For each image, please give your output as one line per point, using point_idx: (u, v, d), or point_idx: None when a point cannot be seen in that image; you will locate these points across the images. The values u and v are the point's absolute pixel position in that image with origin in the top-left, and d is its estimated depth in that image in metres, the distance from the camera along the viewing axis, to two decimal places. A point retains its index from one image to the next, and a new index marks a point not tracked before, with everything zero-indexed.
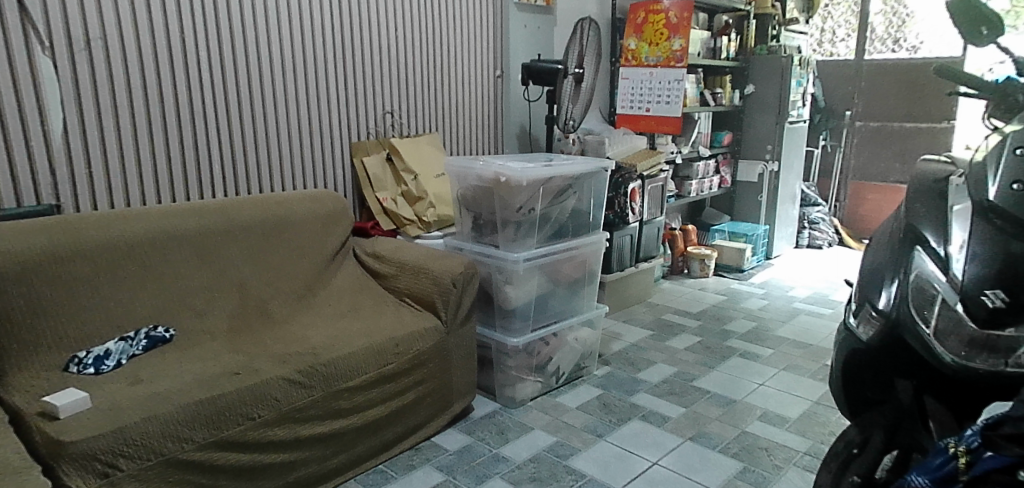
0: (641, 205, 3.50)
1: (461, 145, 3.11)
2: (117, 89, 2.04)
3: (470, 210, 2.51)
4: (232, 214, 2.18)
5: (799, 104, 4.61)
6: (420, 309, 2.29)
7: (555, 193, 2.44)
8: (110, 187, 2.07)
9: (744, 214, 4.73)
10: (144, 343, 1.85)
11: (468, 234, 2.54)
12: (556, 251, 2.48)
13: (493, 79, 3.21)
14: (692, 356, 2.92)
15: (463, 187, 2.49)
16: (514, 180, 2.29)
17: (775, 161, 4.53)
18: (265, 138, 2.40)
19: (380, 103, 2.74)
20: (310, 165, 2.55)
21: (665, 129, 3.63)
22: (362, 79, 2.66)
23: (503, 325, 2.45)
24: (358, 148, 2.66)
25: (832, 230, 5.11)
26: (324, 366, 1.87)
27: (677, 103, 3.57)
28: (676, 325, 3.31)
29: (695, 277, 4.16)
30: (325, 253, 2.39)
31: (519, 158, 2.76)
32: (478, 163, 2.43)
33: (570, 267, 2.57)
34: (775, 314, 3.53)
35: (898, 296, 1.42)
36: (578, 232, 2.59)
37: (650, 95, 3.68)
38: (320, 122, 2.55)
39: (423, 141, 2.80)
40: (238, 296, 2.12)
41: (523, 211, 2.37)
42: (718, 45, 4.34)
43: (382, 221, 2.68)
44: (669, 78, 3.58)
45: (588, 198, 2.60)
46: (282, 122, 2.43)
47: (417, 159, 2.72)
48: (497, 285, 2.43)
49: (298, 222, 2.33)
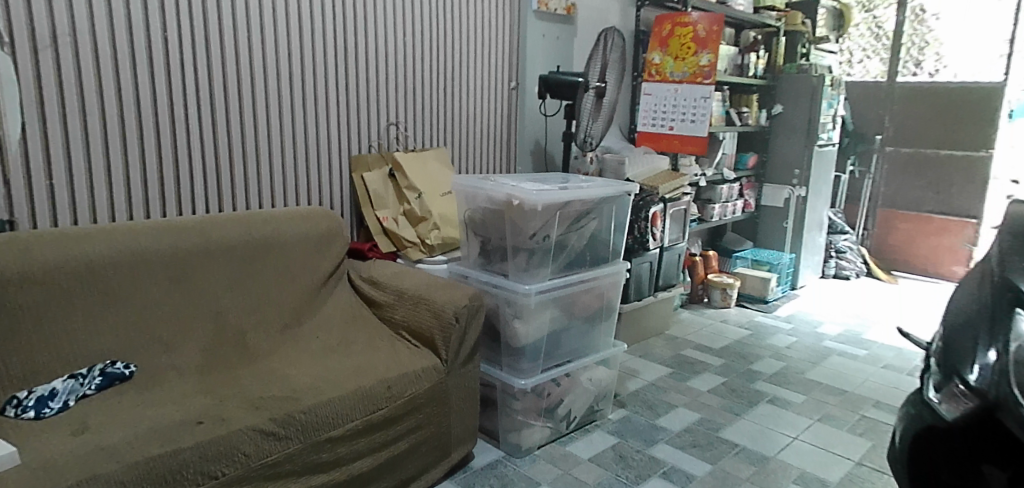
0: (663, 230, 3.25)
1: (470, 164, 2.88)
2: (86, 91, 1.81)
3: (478, 233, 2.26)
4: (212, 234, 1.94)
5: (830, 126, 4.35)
6: (417, 345, 2.04)
7: (572, 219, 2.19)
8: (75, 201, 1.84)
9: (768, 240, 4.47)
10: (98, 381, 1.62)
11: (475, 260, 2.29)
12: (572, 283, 2.22)
13: (508, 91, 2.98)
14: (715, 401, 2.66)
15: (472, 209, 2.25)
16: (528, 204, 2.04)
17: (802, 186, 4.27)
18: (255, 149, 2.18)
19: (384, 114, 2.51)
20: (303, 177, 2.32)
21: (689, 150, 3.39)
22: (365, 87, 2.43)
23: (510, 365, 2.19)
24: (358, 162, 2.43)
25: (860, 260, 4.84)
26: (303, 413, 1.63)
27: (703, 123, 3.33)
28: (697, 363, 3.05)
29: (716, 307, 3.91)
30: (316, 277, 2.15)
31: (531, 178, 2.51)
32: (489, 183, 2.20)
33: (586, 301, 2.31)
34: (805, 354, 3.27)
35: (993, 368, 1.17)
36: (597, 262, 2.33)
37: (675, 112, 3.45)
38: (316, 132, 2.32)
39: (429, 157, 2.56)
40: (214, 325, 1.88)
41: (537, 239, 2.11)
42: (746, 62, 4.11)
43: (382, 242, 2.43)
44: (697, 95, 3.35)
45: (609, 225, 2.34)
46: (275, 132, 2.21)
47: (424, 177, 2.48)
48: (505, 319, 2.18)
49: (286, 243, 2.10)
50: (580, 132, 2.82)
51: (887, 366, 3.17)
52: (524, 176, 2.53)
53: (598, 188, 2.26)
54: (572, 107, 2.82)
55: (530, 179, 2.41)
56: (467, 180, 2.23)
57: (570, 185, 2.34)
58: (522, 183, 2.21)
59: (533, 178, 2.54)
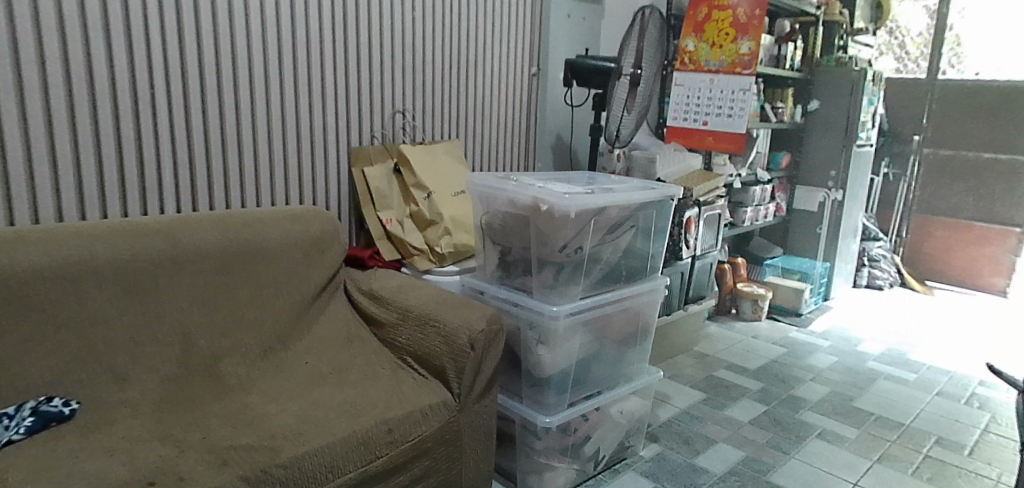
0: (696, 236, 2.92)
1: (486, 160, 2.54)
2: (24, 65, 1.48)
3: (497, 242, 1.92)
4: (183, 240, 1.61)
5: (869, 125, 3.99)
6: (425, 375, 1.72)
7: (609, 228, 1.85)
8: (12, 197, 1.51)
9: (799, 247, 4.16)
10: (28, 424, 1.30)
11: (493, 273, 1.96)
12: (606, 303, 1.89)
13: (528, 78, 2.65)
14: (758, 436, 2.35)
15: (491, 215, 1.91)
16: (558, 210, 1.71)
17: (838, 189, 3.94)
18: (237, 138, 1.84)
19: (388, 100, 2.18)
20: (294, 172, 1.98)
21: (726, 147, 3.08)
22: (367, 69, 2.10)
23: (532, 398, 1.88)
24: (359, 155, 2.10)
25: (894, 269, 4.53)
26: (282, 470, 1.32)
27: (741, 117, 3.02)
28: (732, 387, 2.74)
29: (746, 320, 3.61)
30: (308, 290, 1.82)
31: (557, 178, 2.17)
32: (511, 184, 1.87)
33: (621, 323, 1.98)
34: (850, 377, 2.95)
35: None
36: (634, 278, 2.00)
37: (709, 105, 3.11)
38: (309, 120, 1.99)
39: (440, 151, 2.24)
40: (182, 349, 1.55)
41: (568, 252, 1.77)
42: (783, 53, 3.76)
43: (384, 248, 2.09)
44: (734, 87, 3.02)
45: (648, 234, 2.00)
46: (261, 118, 1.88)
47: (433, 174, 2.15)
48: (528, 345, 1.85)
49: (274, 251, 1.76)
50: (612, 125, 2.47)
51: (942, 394, 2.86)
52: (550, 175, 2.18)
53: (636, 192, 1.92)
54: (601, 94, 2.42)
55: (557, 181, 2.08)
56: (486, 180, 1.90)
57: (603, 188, 2.00)
58: (549, 185, 1.87)
59: (559, 178, 2.20)
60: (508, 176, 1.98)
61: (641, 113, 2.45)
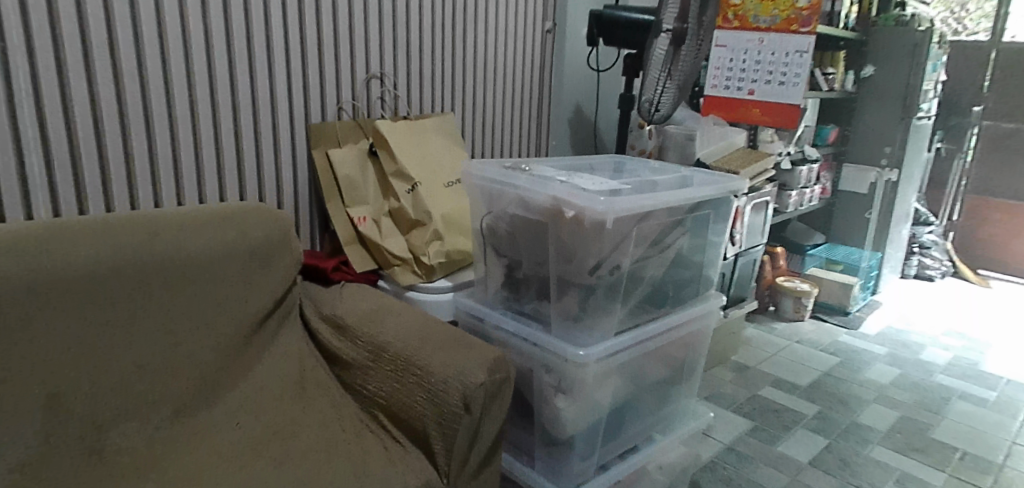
0: (742, 228, 2.45)
1: (489, 139, 2.04)
2: None
3: (503, 254, 1.45)
4: (47, 261, 1.12)
5: (930, 95, 3.46)
6: (403, 442, 1.26)
7: (654, 237, 1.36)
8: None
9: (844, 234, 3.67)
10: None
11: (497, 293, 1.48)
12: (647, 336, 1.42)
13: (541, 35, 2.12)
14: (824, 483, 1.90)
15: (495, 218, 1.43)
16: (590, 218, 1.23)
17: (893, 169, 3.44)
18: (145, 114, 1.34)
19: (358, 61, 1.67)
20: (231, 159, 1.48)
21: (776, 122, 2.58)
22: (327, 21, 1.58)
23: (548, 459, 1.42)
24: (322, 134, 1.62)
25: (946, 257, 4.03)
26: None
27: (796, 86, 2.52)
28: (784, 412, 2.29)
29: (787, 319, 3.15)
30: (241, 322, 1.33)
31: (579, 166, 1.68)
32: (525, 176, 1.39)
33: (664, 358, 1.51)
34: (920, 396, 2.48)
35: None
36: (682, 299, 1.52)
37: (756, 71, 2.59)
38: (248, 90, 1.48)
39: (428, 130, 1.75)
40: (53, 417, 1.09)
41: (600, 274, 1.29)
42: (839, 8, 3.17)
43: (355, 256, 1.61)
44: (788, 47, 2.52)
45: (703, 243, 1.51)
46: (177, 87, 1.37)
47: (419, 160, 1.67)
48: (542, 392, 1.38)
49: (188, 270, 1.27)
50: (650, 97, 1.96)
51: None
52: (570, 161, 1.69)
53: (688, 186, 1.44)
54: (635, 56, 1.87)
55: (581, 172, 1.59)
56: (491, 171, 1.41)
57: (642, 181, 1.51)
58: (576, 179, 1.39)
59: (581, 165, 1.70)
60: (520, 165, 1.49)
61: (686, 80, 1.89)
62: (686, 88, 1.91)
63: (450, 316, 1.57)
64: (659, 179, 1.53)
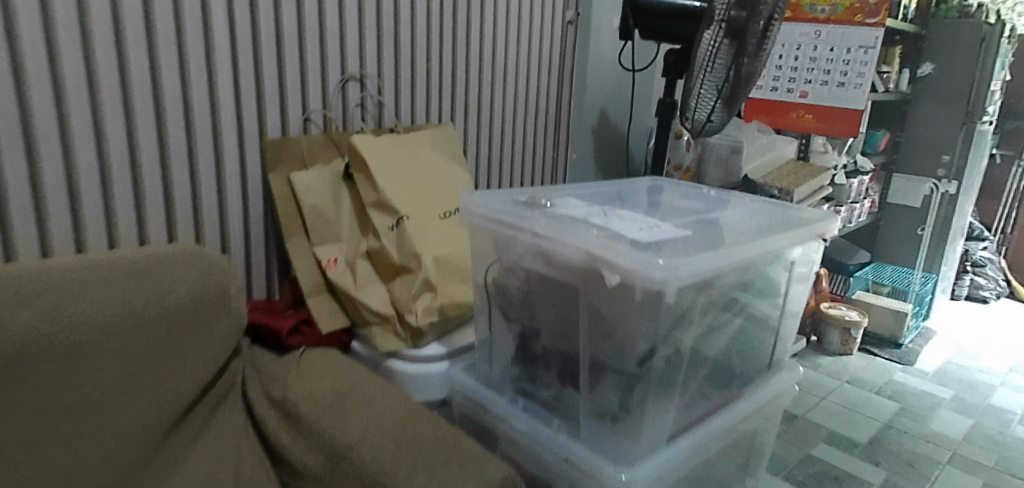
0: None
1: (496, 153, 1.67)
2: None
3: (513, 320, 1.07)
4: None
5: (996, 96, 3.07)
6: None
7: (721, 305, 0.99)
8: None
9: (892, 253, 3.29)
10: None
11: (506, 370, 1.11)
12: (710, 438, 1.04)
13: (561, 27, 1.74)
14: None
15: (506, 271, 1.06)
16: (642, 288, 0.86)
17: (952, 180, 3.06)
18: (25, 134, 0.96)
19: (329, 60, 1.30)
20: (155, 190, 1.11)
21: (833, 130, 2.20)
22: (287, 7, 1.21)
23: None
24: (279, 152, 1.25)
25: (1000, 276, 3.64)
26: None
27: (859, 88, 2.15)
28: (847, 480, 1.91)
29: (833, 353, 2.77)
30: (163, 404, 0.98)
31: (608, 194, 1.31)
32: (550, 215, 1.02)
33: (726, 458, 1.14)
34: (1003, 456, 2.11)
35: None
36: (751, 379, 1.14)
37: (812, 69, 2.22)
38: (179, 99, 1.11)
39: (418, 148, 1.40)
40: None
41: (651, 362, 0.91)
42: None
43: (320, 310, 1.24)
44: (851, 42, 2.15)
45: (782, 306, 1.13)
46: (73, 96, 0.99)
47: (406, 188, 1.31)
48: None
49: (96, 338, 0.90)
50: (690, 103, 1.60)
51: None
52: (598, 188, 1.32)
53: (764, 229, 1.07)
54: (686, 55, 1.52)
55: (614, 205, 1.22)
56: (505, 207, 1.05)
57: (696, 218, 1.15)
58: (618, 218, 1.02)
59: (610, 192, 1.33)
60: (540, 197, 1.12)
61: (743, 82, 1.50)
62: (730, 97, 1.52)
63: (442, 394, 1.20)
64: (718, 217, 1.16)
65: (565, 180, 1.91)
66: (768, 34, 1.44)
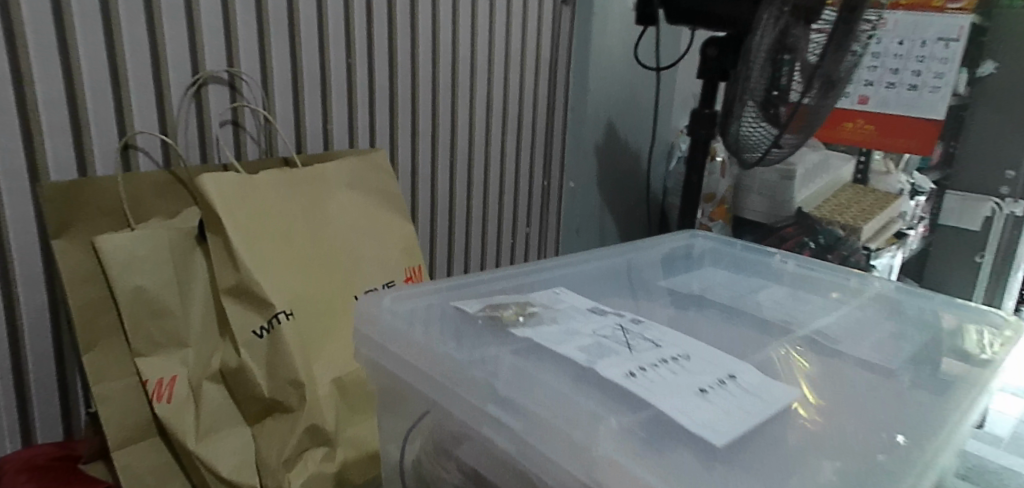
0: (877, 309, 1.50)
1: (462, 186, 1.15)
2: None
3: None
4: None
5: None
6: None
7: None
8: None
9: None
10: None
11: None
12: None
13: (553, 6, 1.24)
14: None
15: (437, 455, 0.54)
16: None
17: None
18: None
19: (166, 53, 0.79)
20: None
21: (904, 146, 1.45)
22: None
23: None
24: (69, 203, 0.73)
25: None
26: None
27: (938, 93, 1.40)
28: None
29: None
30: None
31: (621, 273, 0.80)
32: (523, 364, 0.52)
33: None
34: None
35: None
36: None
37: (873, 71, 1.47)
38: None
39: (326, 190, 0.87)
40: None
41: None
42: None
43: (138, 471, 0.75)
44: (929, 32, 1.40)
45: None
46: None
47: (294, 262, 0.80)
48: None
49: None
50: (731, 131, 1.11)
51: None
52: (604, 259, 0.81)
53: (920, 390, 0.57)
54: (750, 51, 1.02)
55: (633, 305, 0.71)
56: (437, 338, 0.55)
57: (782, 343, 0.65)
58: (662, 365, 0.51)
59: (622, 267, 0.82)
60: (506, 304, 0.61)
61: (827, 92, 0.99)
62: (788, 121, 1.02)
63: None
64: (823, 338, 0.66)
65: (562, 214, 1.39)
66: (838, 27, 0.93)
